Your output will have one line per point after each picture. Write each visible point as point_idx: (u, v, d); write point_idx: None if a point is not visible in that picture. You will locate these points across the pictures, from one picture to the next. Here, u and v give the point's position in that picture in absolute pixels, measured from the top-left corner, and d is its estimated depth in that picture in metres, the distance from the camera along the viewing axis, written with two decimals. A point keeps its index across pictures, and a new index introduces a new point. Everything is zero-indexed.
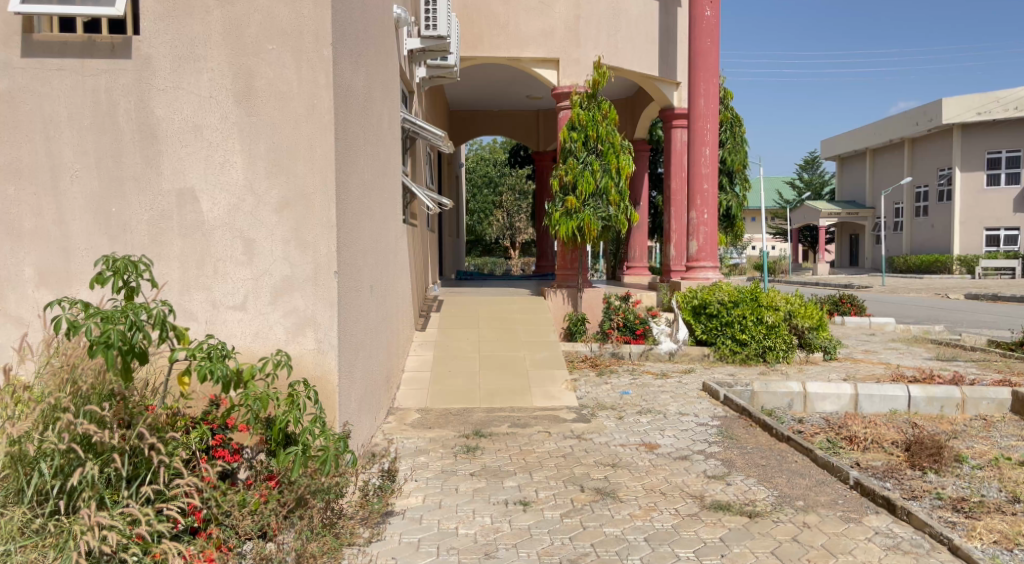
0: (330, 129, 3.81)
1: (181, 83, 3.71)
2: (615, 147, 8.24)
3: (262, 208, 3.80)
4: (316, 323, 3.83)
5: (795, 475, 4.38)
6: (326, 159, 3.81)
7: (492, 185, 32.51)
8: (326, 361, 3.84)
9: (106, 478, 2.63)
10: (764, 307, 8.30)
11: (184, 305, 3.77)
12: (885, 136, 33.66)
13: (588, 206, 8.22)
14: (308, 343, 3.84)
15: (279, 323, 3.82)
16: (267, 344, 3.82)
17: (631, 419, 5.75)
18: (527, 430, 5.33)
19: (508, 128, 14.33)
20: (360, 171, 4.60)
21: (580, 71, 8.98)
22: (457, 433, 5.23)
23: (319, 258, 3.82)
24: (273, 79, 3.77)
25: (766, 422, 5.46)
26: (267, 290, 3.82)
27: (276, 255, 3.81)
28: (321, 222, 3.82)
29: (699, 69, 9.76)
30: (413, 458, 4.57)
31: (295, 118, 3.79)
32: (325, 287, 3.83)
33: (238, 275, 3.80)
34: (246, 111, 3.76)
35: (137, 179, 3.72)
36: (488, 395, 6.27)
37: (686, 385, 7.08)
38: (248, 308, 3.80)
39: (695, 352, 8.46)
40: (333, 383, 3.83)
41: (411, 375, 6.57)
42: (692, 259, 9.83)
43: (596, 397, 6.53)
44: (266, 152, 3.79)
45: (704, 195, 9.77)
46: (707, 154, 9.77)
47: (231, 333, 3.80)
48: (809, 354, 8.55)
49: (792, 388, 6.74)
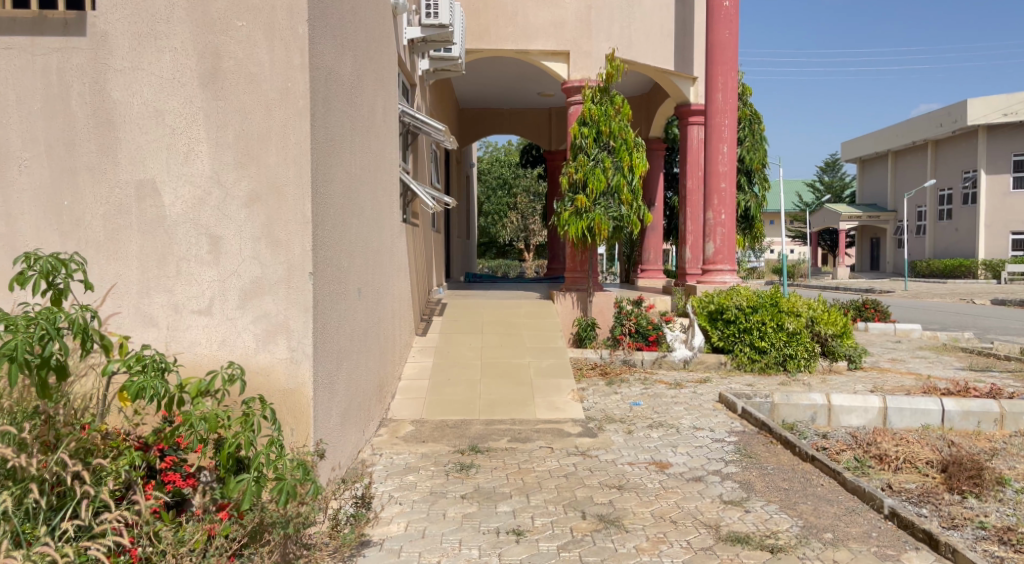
0: (305, 115, 3.46)
1: (141, 63, 3.37)
2: (627, 143, 7.82)
3: (230, 202, 3.45)
4: (289, 330, 3.48)
5: (821, 502, 3.92)
6: (300, 148, 3.46)
7: (505, 187, 32.00)
8: (299, 372, 3.49)
9: (24, 511, 2.24)
10: (785, 313, 7.84)
11: (143, 309, 3.43)
12: (909, 137, 32.84)
13: (598, 205, 7.81)
14: (280, 351, 3.49)
15: (248, 329, 3.48)
16: (233, 352, 3.47)
17: (641, 434, 5.32)
18: (527, 446, 4.93)
19: (520, 126, 13.95)
20: (345, 163, 4.24)
21: (591, 65, 8.58)
22: (452, 449, 4.84)
23: (292, 257, 3.47)
24: (243, 60, 3.42)
25: (787, 439, 5.00)
26: (234, 292, 3.47)
27: (244, 255, 3.47)
28: (295, 219, 3.47)
29: (716, 62, 9.29)
30: (399, 478, 4.18)
31: (266, 103, 3.44)
32: (298, 290, 3.48)
33: (202, 277, 3.45)
34: (213, 95, 3.42)
35: (92, 170, 3.38)
36: (489, 405, 5.86)
37: (702, 396, 6.62)
38: (214, 313, 3.46)
39: (711, 360, 7.98)
40: (308, 396, 3.48)
41: (406, 384, 6.18)
42: (709, 261, 9.35)
43: (604, 409, 6.07)
44: (235, 140, 3.44)
45: (722, 195, 9.29)
46: (725, 151, 9.30)
47: (196, 341, 3.45)
48: (833, 363, 8.05)
49: (815, 400, 6.27)
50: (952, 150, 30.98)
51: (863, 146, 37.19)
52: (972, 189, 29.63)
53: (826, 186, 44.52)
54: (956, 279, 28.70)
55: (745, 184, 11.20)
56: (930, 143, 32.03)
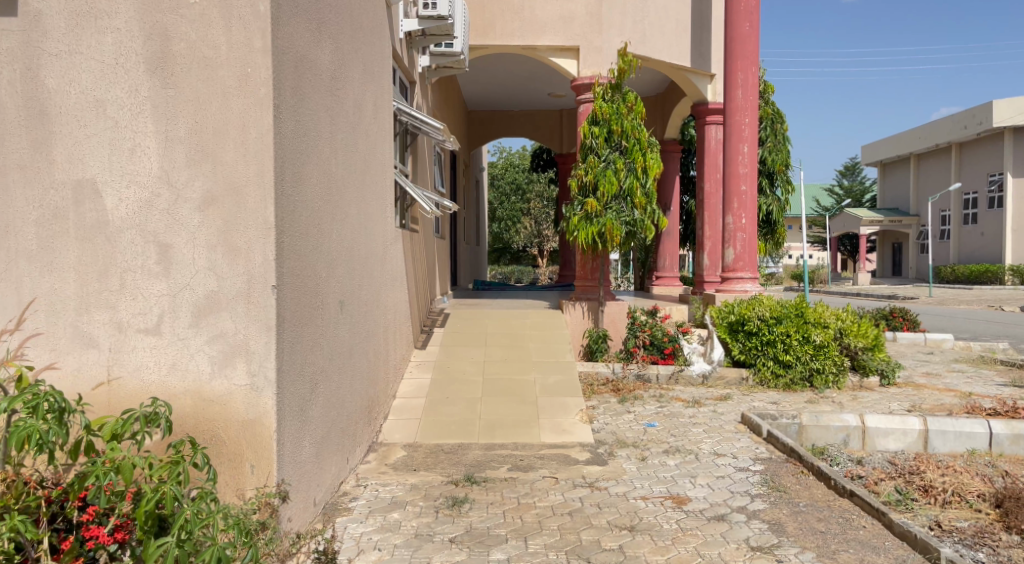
0: (267, 106, 3.01)
1: (79, 46, 2.97)
2: (641, 143, 7.34)
3: (181, 205, 3.02)
4: (249, 352, 3.03)
5: (865, 551, 3.37)
6: (261, 144, 3.02)
7: (519, 192, 31.59)
8: (260, 402, 3.02)
9: None
10: (811, 325, 7.29)
11: (81, 328, 3.00)
12: (933, 140, 31.94)
13: (610, 209, 7.33)
14: (239, 376, 3.03)
15: (202, 351, 3.03)
16: (184, 379, 3.02)
17: (656, 461, 4.79)
18: (529, 476, 4.43)
19: (530, 128, 13.51)
20: (322, 162, 3.80)
21: (602, 61, 8.10)
22: (445, 479, 4.35)
23: (252, 267, 3.03)
24: (195, 42, 2.99)
25: (820, 469, 4.44)
26: (186, 309, 3.03)
27: (197, 267, 3.03)
28: (256, 224, 3.02)
29: (736, 57, 8.76)
30: (382, 516, 3.70)
31: (223, 92, 3.00)
32: (259, 306, 3.03)
33: (149, 291, 3.01)
34: (161, 82, 2.99)
35: (23, 168, 2.99)
36: (489, 427, 5.37)
37: (723, 416, 6.08)
38: (163, 332, 3.02)
39: (731, 376, 7.43)
40: (269, 429, 3.01)
41: (400, 403, 5.72)
42: (728, 269, 8.78)
43: (615, 431, 5.55)
44: (187, 135, 3.01)
45: (742, 198, 8.73)
46: (746, 151, 8.75)
47: (143, 365, 3.01)
48: (864, 379, 7.45)
49: (848, 421, 5.68)
50: (978, 152, 30.04)
51: (884, 149, 36.33)
52: (998, 193, 28.69)
53: (846, 192, 43.64)
54: (982, 285, 27.78)
55: (767, 187, 10.61)
56: (954, 146, 31.15)
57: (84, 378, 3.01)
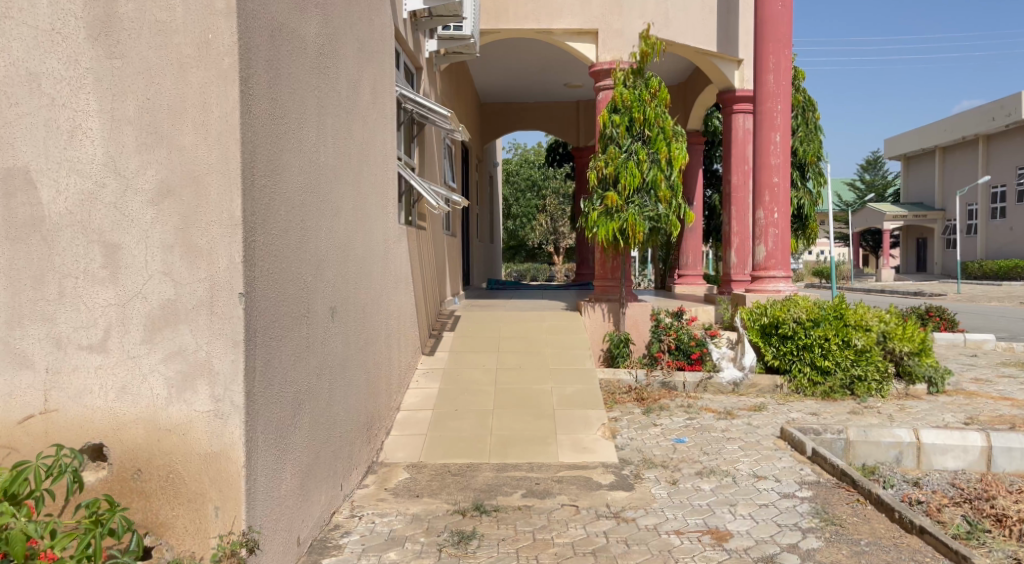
0: (231, 78, 2.52)
1: (9, 11, 2.57)
2: (665, 132, 6.77)
3: (131, 198, 2.56)
4: (212, 372, 2.54)
5: None
6: (225, 125, 2.53)
7: (535, 188, 31.02)
8: (225, 432, 2.52)
9: None
10: (851, 328, 6.69)
11: (14, 344, 2.57)
12: (959, 132, 30.91)
13: (632, 203, 6.79)
14: (200, 400, 2.54)
15: (157, 370, 2.56)
16: (136, 404, 2.55)
17: (688, 485, 4.24)
18: (546, 504, 3.90)
19: (545, 121, 12.99)
20: (307, 148, 3.31)
21: (623, 44, 7.54)
22: (451, 508, 3.84)
23: (216, 271, 2.54)
24: (145, 4, 2.54)
25: (880, 498, 3.84)
26: (137, 321, 2.56)
27: (150, 271, 2.56)
28: (219, 219, 2.53)
29: (767, 39, 8.14)
30: (376, 556, 3.20)
31: (181, 64, 2.54)
32: (224, 317, 2.53)
33: (93, 301, 2.56)
34: (105, 52, 2.55)
35: None
36: (501, 444, 4.85)
37: (758, 430, 5.52)
38: (110, 349, 2.56)
39: (765, 383, 6.84)
40: (237, 464, 2.51)
41: (405, 415, 5.23)
42: (759, 266, 8.19)
43: (641, 448, 5.02)
44: (137, 116, 2.56)
45: (774, 190, 8.12)
46: (778, 141, 8.15)
47: (86, 388, 2.55)
48: (910, 386, 6.82)
49: (901, 436, 5.04)
50: (1007, 144, 29.00)
51: (908, 143, 35.32)
52: None
53: (869, 186, 42.60)
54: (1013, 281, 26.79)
55: (798, 180, 9.96)
56: (982, 138, 30.08)
57: (17, 401, 2.58)
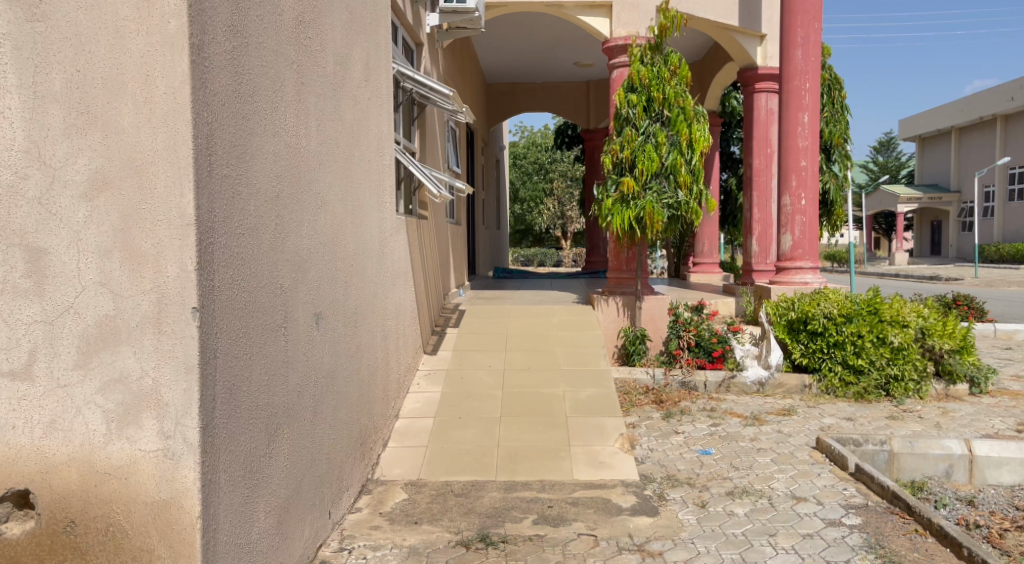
0: (176, 46, 2.03)
1: None
2: (686, 112, 6.23)
3: (60, 192, 2.11)
4: (160, 404, 2.08)
5: None
6: (171, 103, 2.04)
7: (542, 171, 30.47)
8: (177, 476, 2.06)
9: None
10: (887, 324, 6.19)
11: None
12: (977, 112, 30.03)
13: (649, 190, 6.28)
14: (146, 438, 2.10)
15: (95, 401, 2.12)
16: (69, 443, 2.13)
17: (719, 509, 3.78)
18: (560, 533, 3.46)
19: (553, 102, 12.42)
20: (283, 132, 2.82)
21: (640, 17, 6.97)
22: (454, 539, 3.40)
23: (164, 282, 2.06)
24: None
25: (943, 528, 3.36)
26: (69, 341, 2.13)
27: (83, 281, 2.12)
28: (166, 218, 2.05)
29: (795, 12, 7.56)
30: None
31: (117, 28, 2.06)
32: (174, 339, 2.06)
33: (16, 317, 2.14)
34: (24, 13, 2.10)
35: None
36: (509, 458, 4.42)
37: (789, 439, 5.05)
38: (37, 376, 2.13)
39: (792, 383, 6.36)
40: (190, 514, 2.05)
41: (404, 424, 4.80)
42: (784, 256, 7.67)
43: (662, 462, 4.57)
44: (65, 92, 2.10)
45: (802, 175, 7.58)
46: (806, 122, 7.59)
47: (8, 422, 2.16)
48: (950, 387, 6.32)
49: (951, 448, 4.55)
50: None
51: (923, 124, 34.40)
52: None
53: (883, 169, 41.69)
54: None
55: (824, 164, 9.40)
56: (1000, 119, 29.22)
57: None
